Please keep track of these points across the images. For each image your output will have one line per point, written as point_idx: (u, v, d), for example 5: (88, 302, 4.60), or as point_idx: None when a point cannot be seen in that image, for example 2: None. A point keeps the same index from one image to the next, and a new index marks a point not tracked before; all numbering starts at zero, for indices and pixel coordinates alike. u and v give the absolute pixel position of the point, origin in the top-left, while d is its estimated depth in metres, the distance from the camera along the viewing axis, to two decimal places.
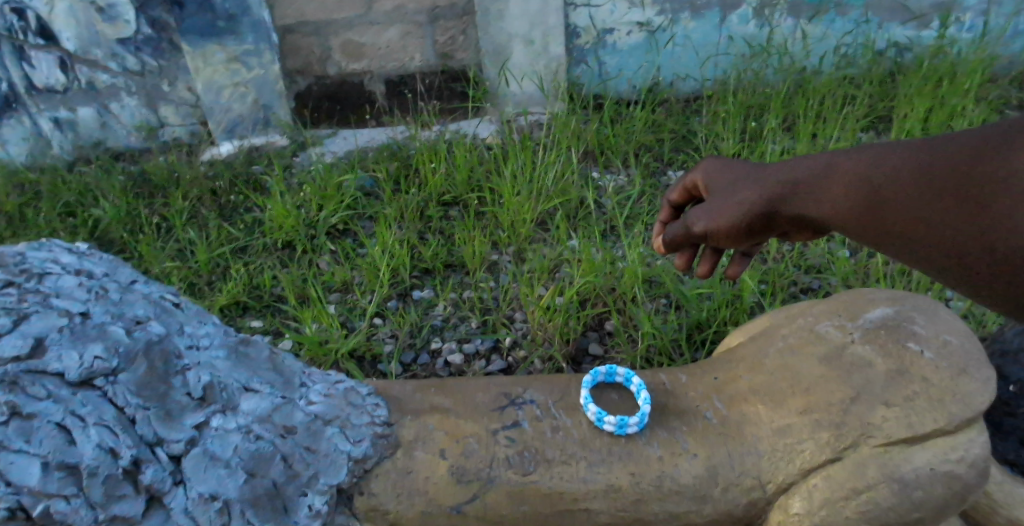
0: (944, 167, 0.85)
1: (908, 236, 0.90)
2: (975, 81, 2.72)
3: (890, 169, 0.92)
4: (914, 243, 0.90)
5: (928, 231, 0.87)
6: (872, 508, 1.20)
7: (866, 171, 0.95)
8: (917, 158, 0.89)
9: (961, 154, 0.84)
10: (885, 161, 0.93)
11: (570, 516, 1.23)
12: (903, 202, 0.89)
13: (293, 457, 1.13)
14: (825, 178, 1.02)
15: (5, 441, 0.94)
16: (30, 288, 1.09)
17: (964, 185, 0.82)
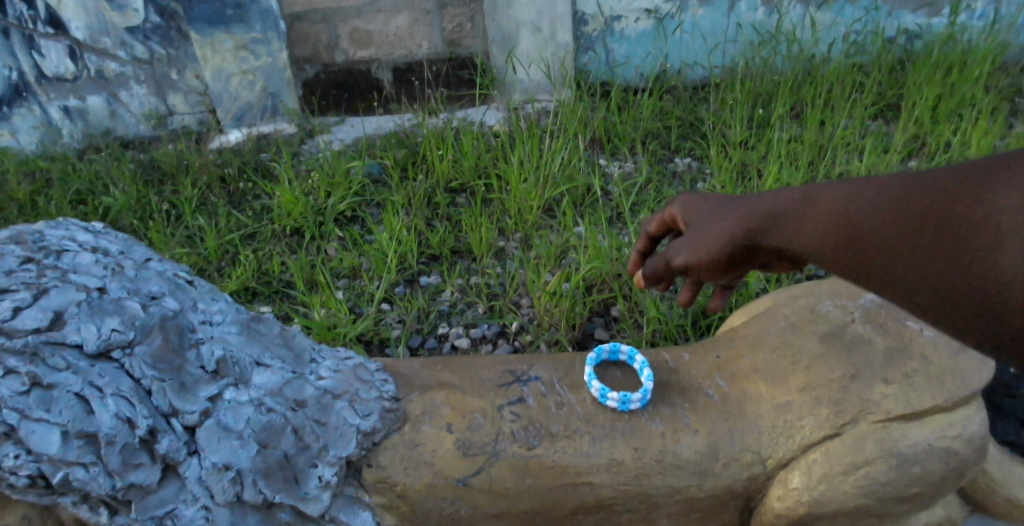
0: (921, 203, 0.76)
1: (893, 277, 0.80)
2: (986, 68, 2.71)
3: (868, 205, 0.83)
4: (901, 287, 0.79)
5: (911, 272, 0.77)
6: (870, 482, 1.25)
7: (844, 207, 0.86)
8: (902, 191, 0.80)
9: (945, 187, 0.74)
10: (863, 197, 0.84)
11: (574, 489, 1.25)
12: (881, 240, 0.80)
13: (304, 429, 1.16)
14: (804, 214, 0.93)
15: (27, 409, 0.97)
16: (48, 264, 1.11)
17: (945, 220, 0.72)
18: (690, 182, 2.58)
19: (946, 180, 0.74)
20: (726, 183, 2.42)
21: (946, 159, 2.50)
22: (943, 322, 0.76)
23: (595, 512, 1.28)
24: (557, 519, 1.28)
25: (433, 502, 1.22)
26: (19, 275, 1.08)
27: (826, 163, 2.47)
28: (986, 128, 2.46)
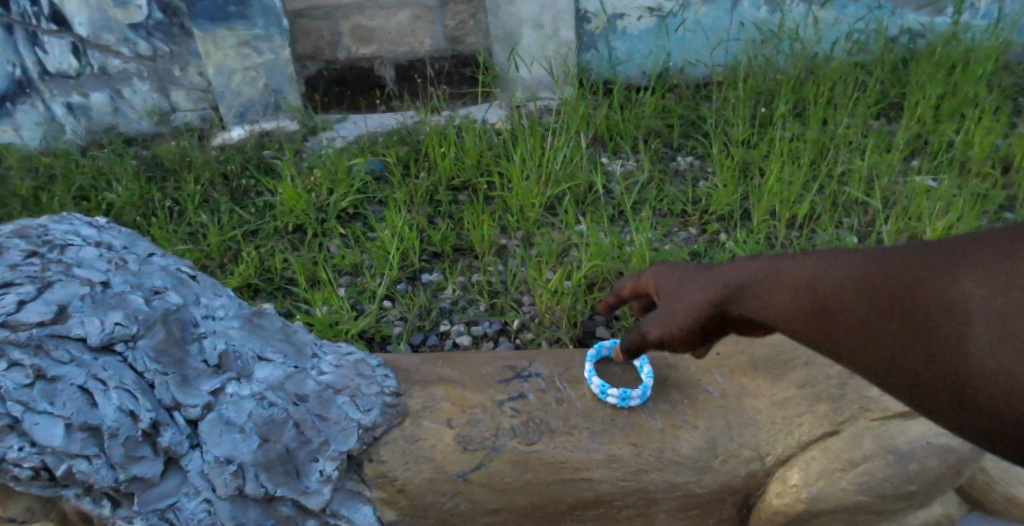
0: (892, 282, 0.82)
1: (860, 349, 0.85)
2: (989, 67, 2.70)
3: (837, 281, 0.88)
4: (868, 361, 0.84)
5: (881, 343, 0.82)
6: (868, 478, 1.25)
7: (814, 280, 0.91)
8: (871, 267, 0.85)
9: (913, 270, 0.80)
10: (830, 271, 0.90)
11: (573, 485, 1.26)
12: (852, 314, 0.85)
13: (305, 423, 1.17)
14: (772, 282, 0.97)
15: (31, 402, 0.98)
16: (52, 258, 1.12)
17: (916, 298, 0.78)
18: (691, 181, 2.58)
19: (913, 263, 0.81)
20: (728, 181, 2.42)
21: (948, 158, 2.50)
22: (905, 395, 0.81)
23: (594, 508, 1.28)
24: (556, 515, 1.27)
25: (432, 497, 1.22)
26: (24, 269, 1.09)
27: (828, 162, 2.48)
28: (989, 126, 2.46)
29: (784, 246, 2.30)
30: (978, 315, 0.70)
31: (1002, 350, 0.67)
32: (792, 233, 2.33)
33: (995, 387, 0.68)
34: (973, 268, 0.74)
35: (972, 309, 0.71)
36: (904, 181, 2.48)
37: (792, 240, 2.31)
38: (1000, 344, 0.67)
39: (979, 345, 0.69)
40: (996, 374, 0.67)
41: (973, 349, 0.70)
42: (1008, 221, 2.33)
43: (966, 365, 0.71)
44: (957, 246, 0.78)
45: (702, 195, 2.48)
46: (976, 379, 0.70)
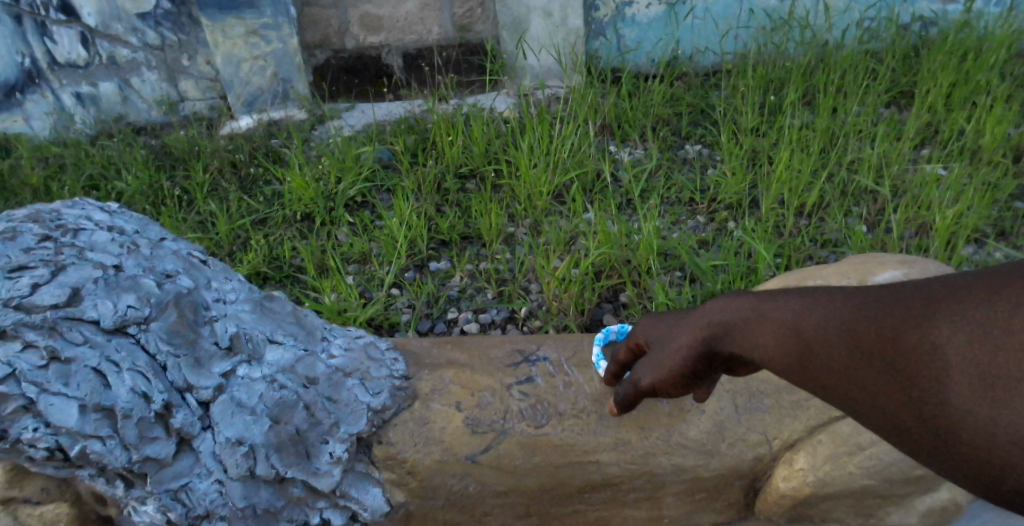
0: (871, 324, 0.73)
1: (847, 396, 0.76)
2: (1001, 55, 2.67)
3: (818, 323, 0.79)
4: (856, 411, 0.75)
5: (865, 391, 0.73)
6: (874, 463, 1.26)
7: (794, 320, 0.81)
8: (855, 306, 0.75)
9: (896, 313, 0.71)
10: (810, 312, 0.80)
11: (581, 467, 1.27)
12: (835, 360, 0.76)
13: (315, 405, 1.18)
14: (757, 319, 0.88)
15: (46, 383, 0.99)
16: (65, 242, 1.12)
17: (896, 342, 0.69)
18: (700, 168, 2.57)
19: (892, 305, 0.72)
20: (737, 169, 2.40)
21: (959, 147, 2.48)
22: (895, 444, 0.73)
23: (602, 491, 1.29)
24: (563, 498, 1.29)
25: (441, 478, 1.24)
26: (38, 252, 1.09)
27: (837, 150, 2.46)
28: (1000, 115, 2.44)
29: (793, 234, 2.29)
30: (967, 369, 0.62)
31: (995, 411, 0.58)
32: (801, 221, 2.32)
33: (992, 450, 0.59)
34: (962, 312, 0.64)
35: (960, 362, 0.62)
36: (913, 169, 2.46)
37: (800, 229, 2.30)
38: (993, 403, 0.59)
39: (969, 403, 0.61)
40: (987, 434, 0.59)
41: (961, 409, 0.62)
42: (1018, 211, 2.32)
43: (956, 423, 0.62)
44: (947, 284, 0.68)
45: (711, 183, 2.47)
46: (967, 440, 0.61)
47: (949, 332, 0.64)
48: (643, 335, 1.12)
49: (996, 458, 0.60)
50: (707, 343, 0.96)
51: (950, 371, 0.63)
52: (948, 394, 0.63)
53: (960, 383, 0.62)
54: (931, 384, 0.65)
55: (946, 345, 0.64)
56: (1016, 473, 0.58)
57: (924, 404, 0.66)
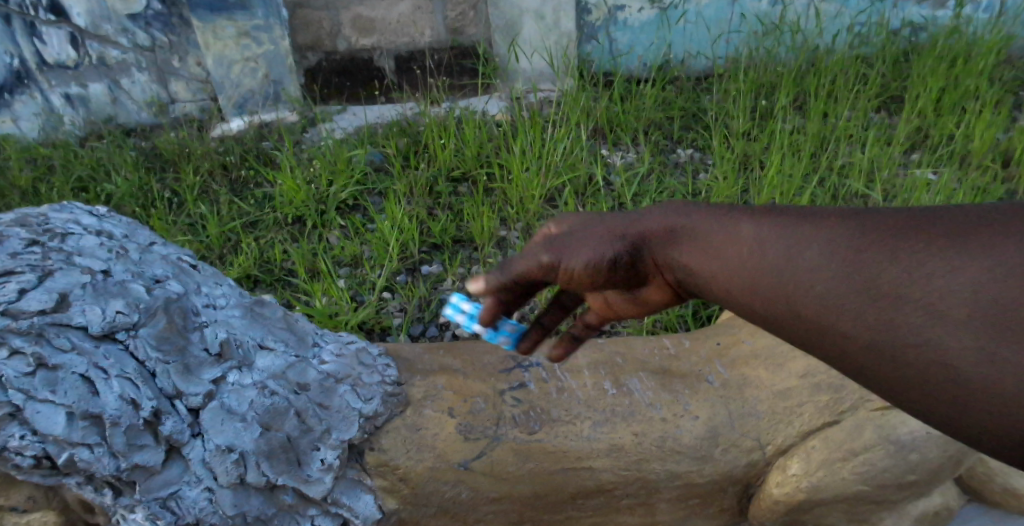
0: (861, 254, 0.63)
1: (800, 316, 0.68)
2: (990, 60, 2.70)
3: (799, 251, 0.68)
4: (821, 347, 0.67)
5: (826, 315, 0.65)
6: (867, 468, 1.27)
7: (772, 247, 0.71)
8: (829, 231, 0.67)
9: (896, 241, 0.61)
10: (790, 238, 0.70)
11: (575, 474, 1.26)
12: (812, 293, 0.66)
13: (306, 412, 1.17)
14: (709, 236, 0.80)
15: (32, 390, 0.97)
16: (53, 247, 1.11)
17: (872, 268, 0.62)
18: (691, 172, 2.58)
19: (890, 233, 0.63)
20: (728, 172, 2.41)
21: (948, 151, 2.49)
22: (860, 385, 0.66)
23: (596, 497, 1.29)
24: (556, 503, 1.29)
25: (434, 485, 1.23)
26: (24, 257, 1.07)
27: (828, 154, 2.47)
28: (989, 120, 2.46)
29: None
30: (966, 313, 0.55)
31: (995, 362, 0.53)
32: None
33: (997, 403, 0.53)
34: (959, 250, 0.57)
35: (956, 306, 0.55)
36: (904, 173, 2.48)
37: None
38: (991, 352, 0.53)
39: (954, 346, 0.55)
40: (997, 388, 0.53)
41: (946, 353, 0.55)
42: None
43: (936, 368, 0.56)
44: (934, 219, 0.61)
45: (702, 187, 2.47)
46: (949, 385, 0.56)
47: (941, 272, 0.57)
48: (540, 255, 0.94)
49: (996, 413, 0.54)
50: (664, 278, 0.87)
51: (937, 313, 0.56)
52: (931, 334, 0.56)
53: (953, 327, 0.55)
54: (910, 320, 0.58)
55: (934, 282, 0.57)
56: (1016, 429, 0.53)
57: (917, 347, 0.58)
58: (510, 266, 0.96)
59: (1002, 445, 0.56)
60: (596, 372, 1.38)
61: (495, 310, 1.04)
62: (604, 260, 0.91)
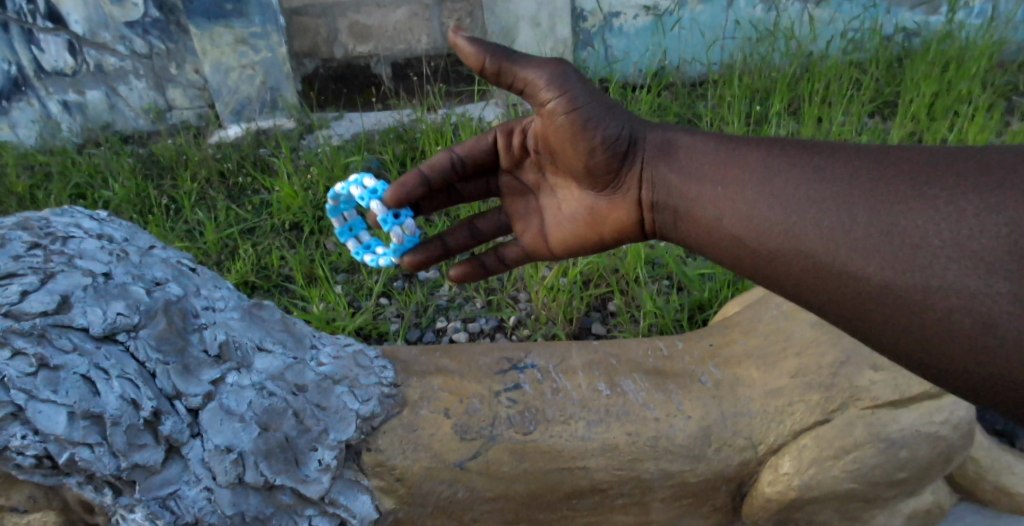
0: (877, 187, 0.78)
1: (798, 243, 0.84)
2: (983, 65, 2.73)
3: (820, 188, 0.83)
4: (817, 271, 0.81)
5: (835, 249, 0.79)
6: (858, 466, 1.29)
7: (799, 184, 0.86)
8: (845, 166, 0.83)
9: (907, 177, 0.76)
10: (811, 178, 0.85)
11: (569, 473, 1.28)
12: (823, 223, 0.81)
13: (304, 413, 1.18)
14: (729, 163, 0.98)
15: (34, 390, 0.99)
16: (54, 250, 1.12)
17: (890, 206, 0.76)
18: None
19: (901, 171, 0.77)
20: None
21: None
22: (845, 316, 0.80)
23: (591, 496, 1.31)
24: (551, 503, 1.30)
25: (430, 485, 1.24)
26: (27, 260, 1.09)
27: None
28: (981, 125, 2.49)
29: None
30: (988, 258, 0.67)
31: (1017, 306, 0.64)
32: None
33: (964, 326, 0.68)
34: (985, 194, 0.70)
35: (985, 253, 0.67)
36: None
37: None
38: (1016, 297, 0.65)
39: (981, 289, 0.67)
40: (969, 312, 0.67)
41: (968, 296, 0.67)
42: None
43: (954, 311, 0.68)
44: (960, 161, 0.74)
45: None
46: (964, 326, 0.68)
47: (966, 217, 0.69)
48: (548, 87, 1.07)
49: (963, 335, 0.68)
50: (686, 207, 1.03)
51: (966, 258, 0.68)
52: (954, 278, 0.69)
53: (979, 273, 0.67)
54: (908, 252, 0.73)
55: (962, 227, 0.69)
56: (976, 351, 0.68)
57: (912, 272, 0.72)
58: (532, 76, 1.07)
59: (957, 372, 0.71)
60: (590, 373, 1.40)
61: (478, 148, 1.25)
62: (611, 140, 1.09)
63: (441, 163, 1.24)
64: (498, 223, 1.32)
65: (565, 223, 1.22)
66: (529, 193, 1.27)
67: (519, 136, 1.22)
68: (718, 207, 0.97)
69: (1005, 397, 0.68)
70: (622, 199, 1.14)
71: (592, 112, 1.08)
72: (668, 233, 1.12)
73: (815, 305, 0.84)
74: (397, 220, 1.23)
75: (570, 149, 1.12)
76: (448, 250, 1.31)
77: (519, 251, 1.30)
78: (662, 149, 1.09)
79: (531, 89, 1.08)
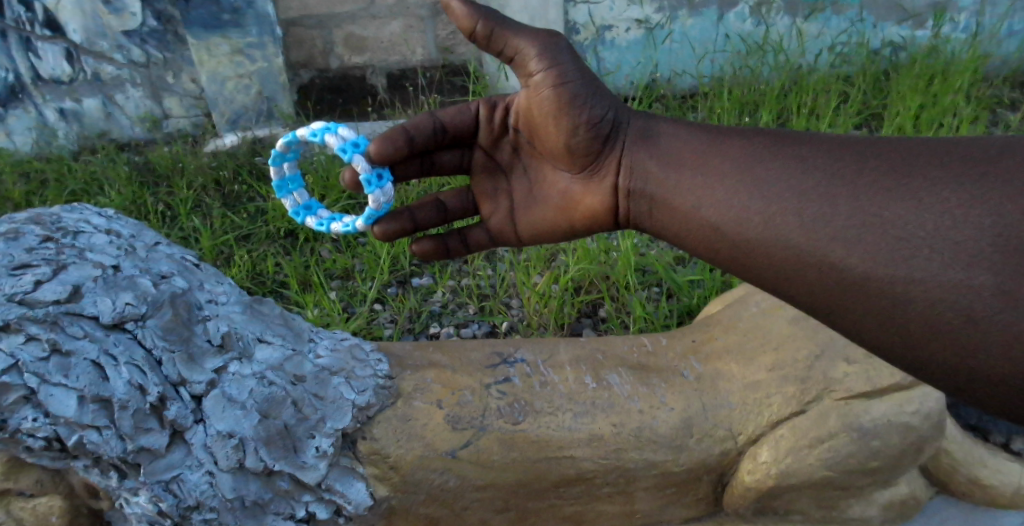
0: (862, 182, 0.83)
1: (778, 232, 0.89)
2: (966, 79, 2.81)
3: (798, 182, 0.89)
4: (795, 255, 0.86)
5: (816, 239, 0.84)
6: (832, 454, 1.35)
7: (782, 176, 0.92)
8: (829, 158, 0.88)
9: (894, 170, 0.81)
10: (793, 171, 0.91)
11: (557, 463, 1.34)
12: (801, 214, 0.87)
13: (303, 401, 1.23)
14: (711, 154, 1.04)
15: (46, 374, 1.04)
16: (65, 243, 1.18)
17: (873, 197, 0.81)
18: None
19: (883, 165, 0.83)
20: None
21: None
22: (820, 306, 0.84)
23: (577, 485, 1.36)
24: (539, 492, 1.36)
25: (423, 473, 1.29)
26: (39, 252, 1.14)
27: None
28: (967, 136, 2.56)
29: None
30: (972, 248, 0.71)
31: (999, 298, 0.69)
32: None
33: (947, 323, 0.72)
34: (967, 186, 0.75)
35: (969, 244, 0.72)
36: None
37: None
38: (999, 288, 0.69)
39: (963, 281, 0.71)
40: (951, 308, 0.72)
41: (951, 288, 0.72)
42: None
43: (938, 302, 0.73)
44: (940, 154, 0.80)
45: None
46: (948, 317, 0.72)
47: (951, 207, 0.74)
48: (537, 60, 1.13)
49: (942, 330, 0.73)
50: (669, 194, 1.09)
51: (950, 250, 0.73)
52: (937, 271, 0.73)
53: (963, 265, 0.71)
54: (888, 243, 0.77)
55: (947, 217, 0.74)
56: (953, 346, 0.72)
57: (896, 263, 0.76)
58: (525, 47, 1.13)
59: (931, 365, 0.76)
60: (577, 367, 1.46)
61: (461, 114, 1.28)
62: (594, 119, 1.15)
63: (424, 125, 1.25)
64: (465, 203, 1.37)
65: (539, 207, 1.28)
66: (505, 174, 1.32)
67: (502, 112, 1.26)
68: (699, 196, 1.03)
69: (985, 393, 0.73)
70: (598, 185, 1.20)
71: (579, 89, 1.14)
72: (642, 222, 1.17)
73: (787, 295, 0.90)
74: (379, 182, 1.23)
75: (553, 125, 1.17)
76: (416, 223, 1.34)
77: (483, 235, 1.36)
78: (644, 137, 1.16)
79: (521, 58, 1.15)
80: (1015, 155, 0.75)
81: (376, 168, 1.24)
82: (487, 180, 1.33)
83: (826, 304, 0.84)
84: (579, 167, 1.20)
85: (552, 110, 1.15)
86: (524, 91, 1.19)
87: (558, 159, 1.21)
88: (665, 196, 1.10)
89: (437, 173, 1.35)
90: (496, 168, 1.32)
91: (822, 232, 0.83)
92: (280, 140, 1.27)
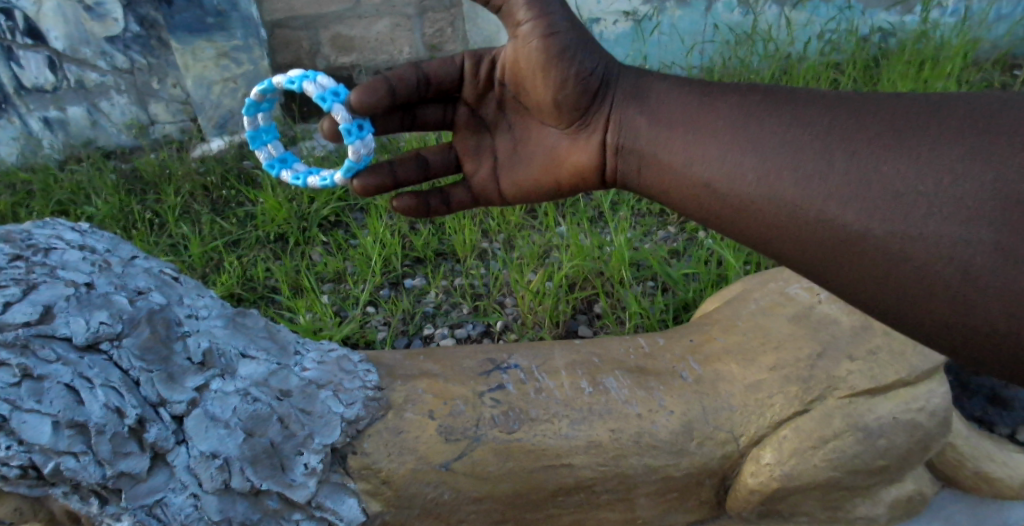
0: (857, 144, 0.79)
1: (772, 192, 0.87)
2: (958, 62, 2.77)
3: (795, 144, 0.86)
4: (789, 214, 0.84)
5: (811, 197, 0.81)
6: (837, 455, 1.33)
7: (780, 140, 0.87)
8: (825, 114, 0.84)
9: (898, 123, 0.77)
10: (786, 135, 0.87)
11: (555, 471, 1.30)
12: (797, 180, 0.83)
13: (290, 417, 1.18)
14: (704, 110, 1.00)
15: (19, 400, 0.99)
16: (36, 261, 1.14)
17: (868, 154, 0.77)
18: None
19: (885, 121, 0.78)
20: None
21: None
22: (816, 266, 0.83)
23: (576, 494, 1.33)
24: (538, 501, 1.32)
25: (417, 487, 1.24)
26: (9, 272, 1.10)
27: None
28: None
29: None
30: (976, 203, 0.69)
31: (998, 254, 0.67)
32: None
33: (944, 279, 0.70)
34: (969, 140, 0.71)
35: (970, 201, 0.69)
36: None
37: None
38: (998, 244, 0.67)
39: (964, 235, 0.69)
40: (950, 262, 0.70)
41: (949, 243, 0.70)
42: None
43: (935, 259, 0.71)
44: (943, 109, 0.76)
45: None
46: (947, 275, 0.70)
47: (951, 163, 0.71)
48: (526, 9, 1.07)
49: (941, 286, 0.71)
50: (660, 149, 1.05)
51: (950, 204, 0.70)
52: (936, 228, 0.71)
53: (961, 222, 0.69)
54: (909, 219, 0.73)
55: (946, 174, 0.71)
56: (952, 303, 0.71)
57: (896, 219, 0.74)
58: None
59: (925, 324, 0.75)
60: (573, 372, 1.42)
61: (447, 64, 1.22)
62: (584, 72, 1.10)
63: (408, 78, 1.18)
64: (448, 161, 1.31)
65: (524, 165, 1.24)
66: (490, 132, 1.27)
67: (488, 66, 1.21)
68: (690, 153, 1.00)
69: (986, 352, 0.71)
70: (585, 141, 1.16)
71: (569, 41, 1.09)
72: (630, 181, 1.14)
73: (782, 256, 0.88)
74: (359, 133, 1.17)
75: (540, 80, 1.12)
76: (397, 180, 1.27)
77: (466, 194, 1.31)
78: (634, 93, 1.11)
79: (509, 7, 1.08)
80: (1016, 111, 0.71)
81: (356, 119, 1.18)
82: (471, 139, 1.29)
83: (818, 261, 0.83)
84: (568, 122, 1.16)
85: (540, 62, 1.10)
86: (511, 43, 1.13)
87: (546, 114, 1.16)
88: (658, 151, 1.06)
89: (419, 128, 1.29)
90: (480, 125, 1.28)
91: (816, 190, 0.81)
92: (254, 89, 1.23)
